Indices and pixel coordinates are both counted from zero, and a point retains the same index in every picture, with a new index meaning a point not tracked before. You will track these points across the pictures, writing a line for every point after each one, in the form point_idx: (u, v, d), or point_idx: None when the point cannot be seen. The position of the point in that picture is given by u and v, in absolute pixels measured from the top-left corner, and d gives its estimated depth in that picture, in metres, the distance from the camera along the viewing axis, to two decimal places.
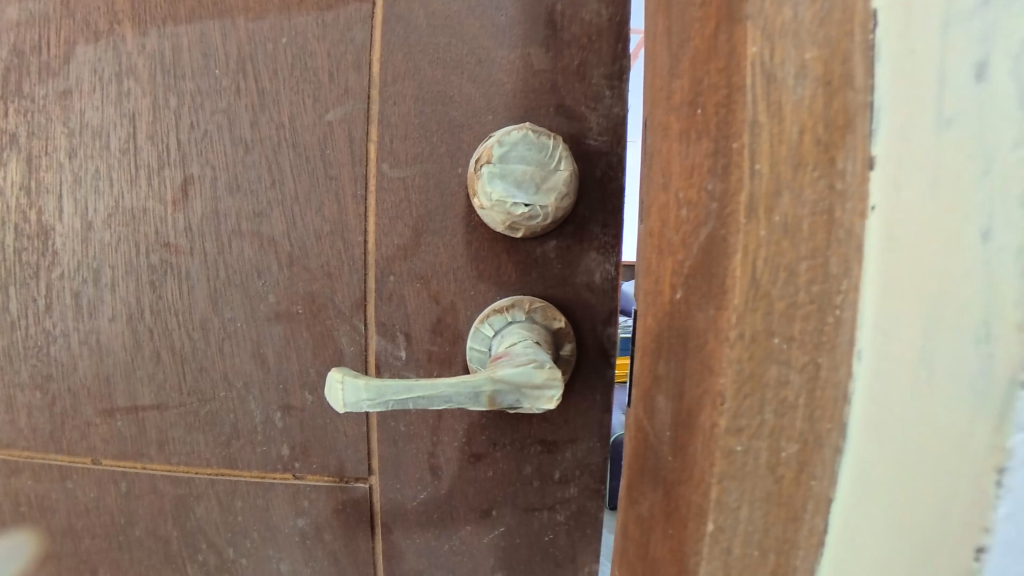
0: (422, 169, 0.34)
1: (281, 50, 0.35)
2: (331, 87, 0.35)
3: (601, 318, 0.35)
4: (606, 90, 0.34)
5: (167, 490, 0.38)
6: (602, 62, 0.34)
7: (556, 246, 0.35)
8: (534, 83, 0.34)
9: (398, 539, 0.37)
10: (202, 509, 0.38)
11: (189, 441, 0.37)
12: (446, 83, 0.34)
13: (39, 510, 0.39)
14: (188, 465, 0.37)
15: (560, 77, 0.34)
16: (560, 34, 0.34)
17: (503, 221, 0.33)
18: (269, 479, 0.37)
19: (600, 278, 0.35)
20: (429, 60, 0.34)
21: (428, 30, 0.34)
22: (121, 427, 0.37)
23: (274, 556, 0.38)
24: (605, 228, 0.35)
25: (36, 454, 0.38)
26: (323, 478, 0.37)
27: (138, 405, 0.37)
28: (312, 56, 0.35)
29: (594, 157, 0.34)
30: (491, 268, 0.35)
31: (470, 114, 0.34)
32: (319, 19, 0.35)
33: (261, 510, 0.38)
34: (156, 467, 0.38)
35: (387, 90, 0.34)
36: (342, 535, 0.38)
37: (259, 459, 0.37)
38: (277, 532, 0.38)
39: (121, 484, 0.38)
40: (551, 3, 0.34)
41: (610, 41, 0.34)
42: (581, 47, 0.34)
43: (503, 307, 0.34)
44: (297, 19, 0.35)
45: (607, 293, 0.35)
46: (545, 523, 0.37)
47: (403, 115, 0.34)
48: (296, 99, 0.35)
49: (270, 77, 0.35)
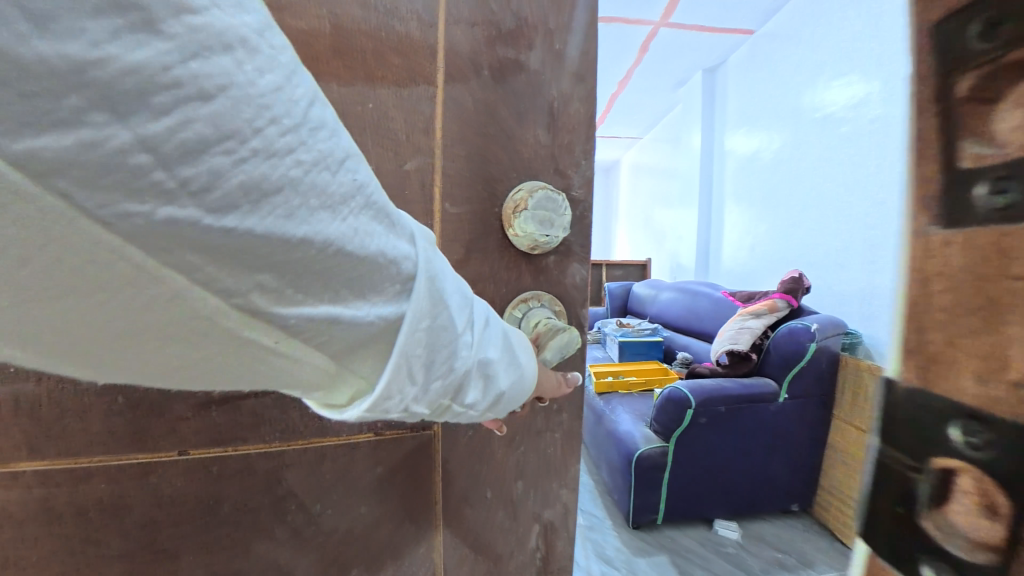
0: (471, 205, 0.50)
1: (368, 113, 0.46)
2: (407, 145, 0.48)
3: (581, 304, 0.56)
4: (583, 160, 0.54)
5: (259, 466, 0.47)
6: (582, 141, 0.54)
7: (554, 258, 0.54)
8: (542, 155, 0.52)
9: (453, 467, 0.52)
10: (292, 475, 0.48)
11: (282, 420, 0.47)
12: (488, 149, 0.50)
13: (115, 510, 0.45)
14: (282, 441, 0.47)
15: (557, 150, 0.52)
16: (557, 121, 0.52)
17: (529, 245, 0.50)
18: (353, 439, 0.49)
19: (580, 278, 0.56)
20: (474, 131, 0.49)
21: (473, 111, 0.49)
22: (214, 417, 0.46)
23: (355, 503, 0.50)
24: (583, 246, 0.56)
25: (121, 457, 0.45)
26: (400, 433, 0.50)
27: (233, 397, 0.46)
28: (392, 120, 0.47)
29: (576, 202, 0.54)
30: (515, 273, 0.52)
31: (503, 171, 0.51)
32: (396, 92, 0.47)
33: (344, 465, 0.49)
34: (248, 448, 0.47)
35: (448, 152, 0.49)
36: (409, 474, 0.51)
37: (349, 427, 0.49)
38: (356, 482, 0.50)
39: (212, 468, 0.46)
40: (552, 100, 0.52)
41: (586, 128, 0.54)
42: (569, 131, 0.53)
43: (526, 299, 0.52)
44: (378, 94, 0.46)
45: (584, 288, 0.56)
46: (550, 444, 0.56)
47: (459, 168, 0.49)
48: (381, 152, 0.47)
49: (360, 133, 0.46)
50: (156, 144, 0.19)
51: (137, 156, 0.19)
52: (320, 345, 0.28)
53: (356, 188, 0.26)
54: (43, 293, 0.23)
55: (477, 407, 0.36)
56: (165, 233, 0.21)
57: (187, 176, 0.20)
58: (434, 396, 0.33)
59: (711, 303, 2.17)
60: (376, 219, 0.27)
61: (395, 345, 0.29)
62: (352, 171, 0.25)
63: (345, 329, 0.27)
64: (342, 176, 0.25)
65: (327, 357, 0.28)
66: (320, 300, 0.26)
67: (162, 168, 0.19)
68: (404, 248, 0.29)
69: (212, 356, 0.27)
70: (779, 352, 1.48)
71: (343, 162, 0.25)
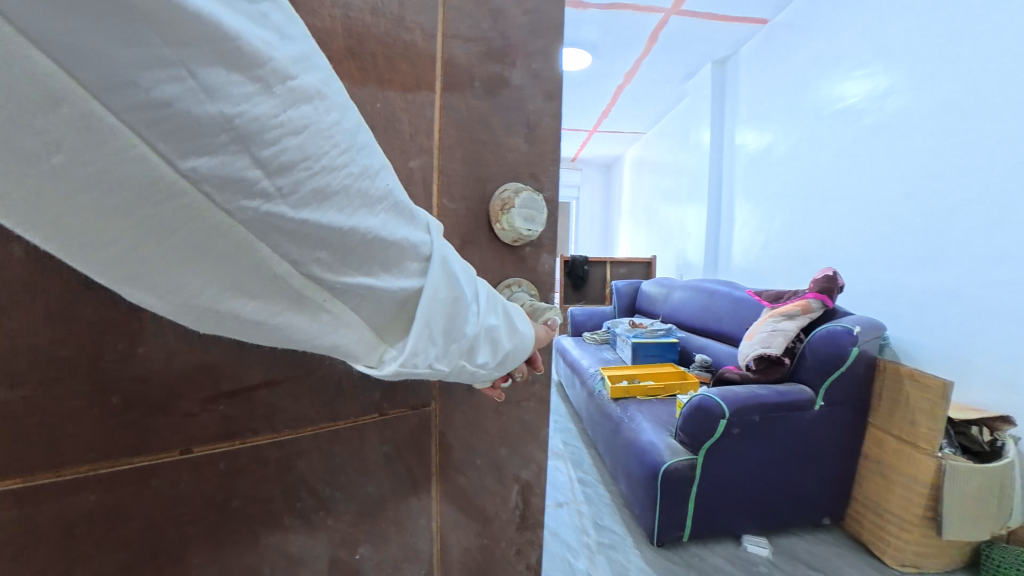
0: (465, 202, 0.46)
1: (378, 112, 0.39)
2: (412, 143, 0.42)
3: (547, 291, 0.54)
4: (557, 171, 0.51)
5: (272, 456, 0.33)
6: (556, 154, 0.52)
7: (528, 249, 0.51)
8: (520, 160, 0.48)
9: (455, 450, 0.43)
10: (306, 463, 0.35)
11: (296, 404, 0.34)
12: (479, 153, 0.46)
13: (94, 539, 0.27)
14: (295, 428, 0.34)
15: (535, 158, 0.49)
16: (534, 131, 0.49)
17: (512, 239, 0.48)
18: (361, 421, 0.37)
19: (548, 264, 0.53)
20: (467, 134, 0.46)
21: (467, 120, 0.46)
22: (227, 408, 0.31)
23: (364, 484, 0.38)
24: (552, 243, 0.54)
25: (116, 462, 0.27)
26: (405, 411, 0.40)
27: (246, 382, 0.32)
28: (399, 122, 0.41)
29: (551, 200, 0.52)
30: (496, 263, 0.48)
31: (492, 168, 0.47)
32: (404, 95, 0.41)
33: (355, 450, 0.37)
34: (262, 439, 0.32)
35: (447, 152, 0.45)
36: (414, 453, 0.41)
37: (358, 406, 0.37)
38: (369, 466, 0.38)
39: (221, 464, 0.31)
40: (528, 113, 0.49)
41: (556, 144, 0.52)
42: (541, 144, 0.50)
43: (509, 283, 0.49)
44: (388, 95, 0.40)
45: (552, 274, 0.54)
46: (530, 409, 0.49)
47: (453, 166, 0.45)
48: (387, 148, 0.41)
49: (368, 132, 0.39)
50: (264, 159, 0.19)
51: (248, 169, 0.18)
52: (356, 314, 0.26)
53: (390, 194, 0.25)
54: (163, 236, 0.19)
55: (492, 366, 0.34)
56: (258, 225, 0.20)
57: (285, 184, 0.19)
58: (454, 355, 0.30)
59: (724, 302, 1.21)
60: (405, 221, 0.27)
61: (418, 310, 0.28)
62: (383, 177, 0.25)
63: (375, 301, 0.26)
64: (379, 181, 0.24)
65: (363, 327, 0.27)
66: (360, 271, 0.24)
67: (266, 174, 0.19)
68: (418, 231, 0.28)
69: (262, 325, 0.24)
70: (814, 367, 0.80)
71: (380, 173, 0.24)
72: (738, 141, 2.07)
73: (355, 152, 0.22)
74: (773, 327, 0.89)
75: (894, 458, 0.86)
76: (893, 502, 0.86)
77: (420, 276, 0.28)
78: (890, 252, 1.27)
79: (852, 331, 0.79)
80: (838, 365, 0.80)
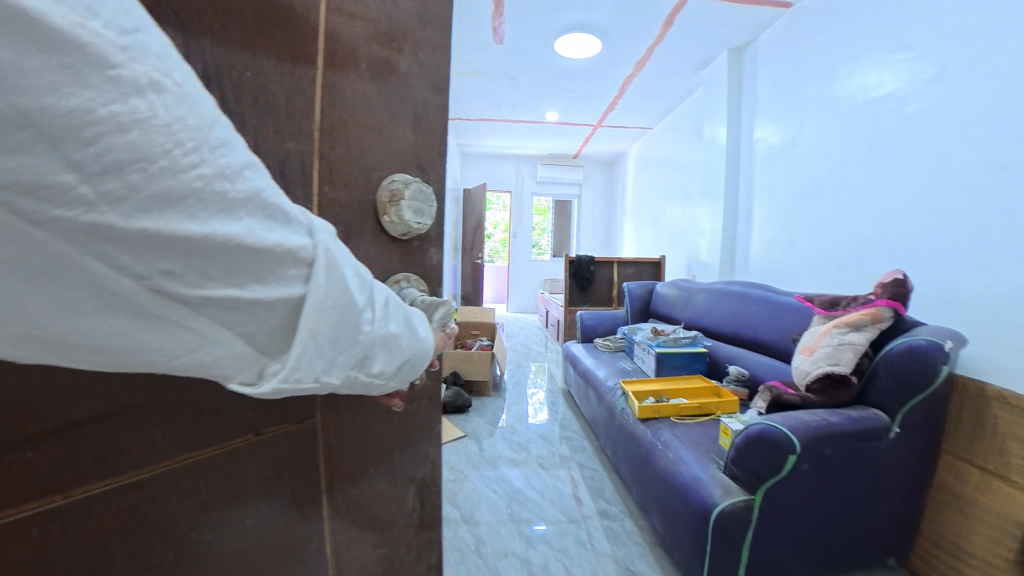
0: (348, 200, 0.31)
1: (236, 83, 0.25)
2: (286, 122, 0.28)
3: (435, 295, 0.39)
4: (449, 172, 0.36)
5: (108, 504, 0.23)
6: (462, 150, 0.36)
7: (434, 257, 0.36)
8: (408, 153, 0.33)
9: (340, 467, 0.33)
10: (161, 505, 0.25)
11: (141, 429, 0.23)
12: (369, 142, 0.31)
13: None
14: (143, 465, 0.24)
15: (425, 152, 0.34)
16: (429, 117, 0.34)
17: (401, 233, 0.33)
18: (231, 444, 0.27)
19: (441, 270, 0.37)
20: (356, 116, 0.31)
21: (351, 99, 0.31)
22: (37, 450, 0.20)
23: (237, 516, 0.28)
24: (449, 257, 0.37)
25: None
26: (283, 427, 0.29)
27: (56, 407, 0.21)
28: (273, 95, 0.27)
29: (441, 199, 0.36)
30: (384, 268, 0.33)
31: (376, 156, 0.32)
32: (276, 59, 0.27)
33: (231, 481, 0.27)
34: (93, 487, 0.22)
35: (327, 139, 0.30)
36: (299, 473, 0.30)
37: (224, 427, 0.27)
38: (245, 495, 0.28)
39: (34, 530, 0.21)
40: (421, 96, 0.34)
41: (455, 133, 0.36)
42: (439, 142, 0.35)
43: (399, 278, 0.33)
44: (263, 64, 0.26)
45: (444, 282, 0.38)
46: (418, 409, 0.37)
47: (363, 160, 0.32)
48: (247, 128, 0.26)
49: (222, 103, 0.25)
50: (83, 159, 0.13)
51: (57, 174, 0.13)
52: (228, 327, 0.18)
53: (266, 196, 0.18)
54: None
55: (395, 375, 0.26)
56: (77, 242, 0.14)
57: (112, 189, 0.14)
58: (351, 365, 0.23)
59: (757, 307, 1.09)
60: (286, 224, 0.19)
61: (300, 316, 0.20)
62: (251, 174, 0.18)
63: (250, 308, 0.19)
64: (244, 180, 0.17)
65: (240, 342, 0.19)
66: (224, 283, 0.18)
67: (84, 178, 0.13)
68: (303, 225, 0.21)
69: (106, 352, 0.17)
70: (896, 381, 0.69)
71: (242, 171, 0.17)
72: (756, 134, 1.95)
73: (210, 148, 0.16)
74: (837, 339, 0.76)
75: (984, 497, 0.74)
76: (978, 547, 0.73)
77: (302, 280, 0.20)
78: (938, 251, 1.15)
79: (944, 347, 0.66)
80: (924, 384, 0.67)
